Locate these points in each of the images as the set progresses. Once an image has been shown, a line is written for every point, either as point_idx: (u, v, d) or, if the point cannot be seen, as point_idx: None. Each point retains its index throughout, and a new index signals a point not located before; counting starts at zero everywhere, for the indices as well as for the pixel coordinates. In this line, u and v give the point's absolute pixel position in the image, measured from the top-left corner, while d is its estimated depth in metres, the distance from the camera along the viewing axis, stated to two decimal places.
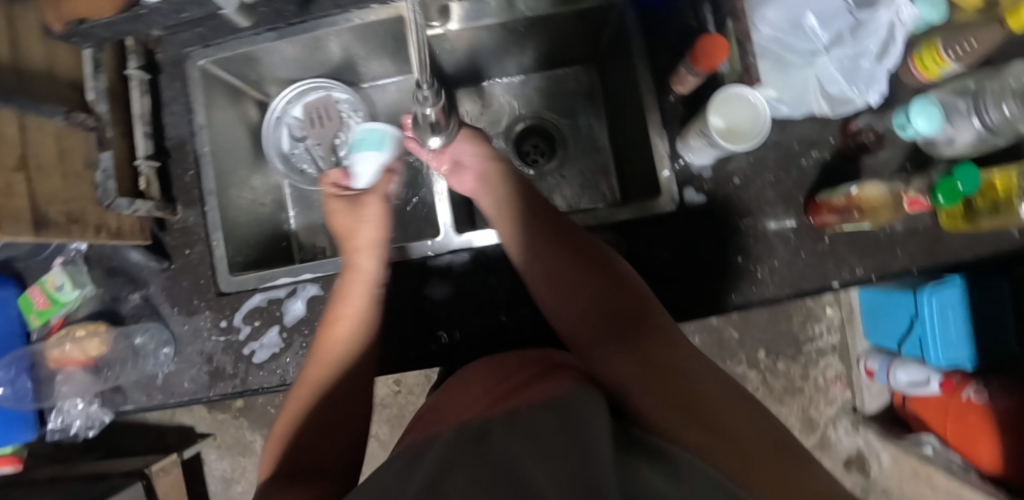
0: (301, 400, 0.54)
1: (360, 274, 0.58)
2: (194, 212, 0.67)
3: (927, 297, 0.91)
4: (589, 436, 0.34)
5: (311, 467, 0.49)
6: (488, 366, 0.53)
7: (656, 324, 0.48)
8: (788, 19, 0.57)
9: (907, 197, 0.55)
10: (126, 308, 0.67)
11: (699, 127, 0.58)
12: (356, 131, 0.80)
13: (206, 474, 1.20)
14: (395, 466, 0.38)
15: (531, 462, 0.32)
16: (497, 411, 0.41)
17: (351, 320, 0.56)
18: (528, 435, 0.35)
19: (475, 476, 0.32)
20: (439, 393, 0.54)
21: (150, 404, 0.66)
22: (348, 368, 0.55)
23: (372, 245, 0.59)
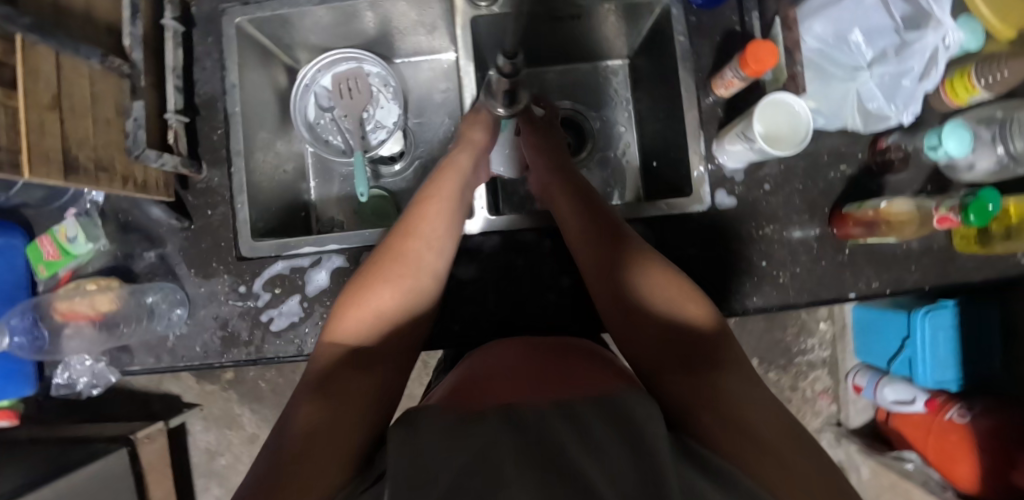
0: (371, 281, 0.52)
1: (455, 166, 0.61)
2: (220, 173, 0.65)
3: (920, 319, 0.94)
4: (646, 434, 0.33)
5: (373, 352, 0.48)
6: (529, 345, 0.50)
7: (721, 351, 0.44)
8: (835, 32, 0.59)
9: (936, 214, 0.57)
10: (139, 265, 0.65)
11: (739, 130, 0.59)
12: (383, 106, 0.79)
13: (189, 445, 1.17)
14: (438, 421, 0.37)
15: (586, 460, 0.31)
16: (548, 397, 0.39)
17: (442, 206, 0.57)
18: (579, 430, 0.34)
19: (530, 463, 0.31)
20: (476, 355, 0.51)
21: (157, 366, 0.64)
22: (430, 258, 0.55)
23: (473, 145, 0.62)
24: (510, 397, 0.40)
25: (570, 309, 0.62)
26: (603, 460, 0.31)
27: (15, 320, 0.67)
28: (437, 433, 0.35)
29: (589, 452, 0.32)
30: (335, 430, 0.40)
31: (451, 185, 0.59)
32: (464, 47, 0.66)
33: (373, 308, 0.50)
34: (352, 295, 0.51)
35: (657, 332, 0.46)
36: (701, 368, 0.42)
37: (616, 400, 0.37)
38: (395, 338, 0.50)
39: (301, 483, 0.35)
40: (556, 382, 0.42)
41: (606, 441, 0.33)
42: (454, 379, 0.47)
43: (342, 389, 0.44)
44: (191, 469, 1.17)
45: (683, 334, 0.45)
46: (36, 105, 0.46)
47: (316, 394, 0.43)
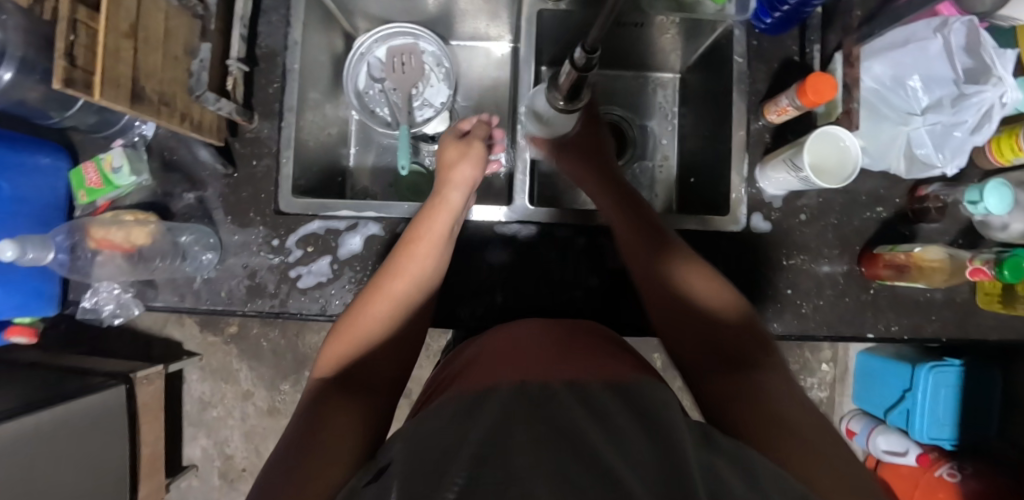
0: (355, 320, 0.49)
1: (445, 205, 0.57)
2: (270, 125, 0.67)
3: (924, 373, 0.95)
4: (667, 424, 0.30)
5: (359, 380, 0.45)
6: (545, 325, 0.48)
7: (757, 348, 0.44)
8: (894, 75, 0.61)
9: (970, 265, 0.59)
10: (177, 205, 0.66)
11: (786, 156, 0.59)
12: (434, 85, 0.79)
13: (184, 392, 1.18)
14: (442, 412, 0.34)
15: (603, 441, 0.28)
16: (559, 376, 0.36)
17: (431, 246, 0.54)
18: (592, 412, 0.31)
19: (544, 439, 0.28)
20: (483, 340, 0.49)
21: (180, 305, 0.64)
22: (415, 298, 0.52)
23: (466, 181, 0.58)
24: (526, 372, 0.37)
25: (596, 308, 0.63)
26: (620, 442, 0.28)
27: (60, 237, 0.64)
28: (439, 422, 0.32)
29: (607, 436, 0.29)
30: (333, 440, 0.37)
31: (441, 222, 0.56)
32: (527, 37, 0.67)
33: (360, 342, 0.48)
34: (341, 327, 0.49)
35: (695, 331, 0.47)
36: (737, 365, 0.42)
37: (632, 390, 0.35)
38: (384, 365, 0.48)
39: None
40: (581, 358, 0.40)
41: (624, 428, 0.30)
42: (462, 364, 0.45)
43: (333, 408, 0.41)
44: (181, 416, 1.18)
45: (720, 334, 0.46)
46: (115, 31, 0.48)
47: (298, 426, 0.39)
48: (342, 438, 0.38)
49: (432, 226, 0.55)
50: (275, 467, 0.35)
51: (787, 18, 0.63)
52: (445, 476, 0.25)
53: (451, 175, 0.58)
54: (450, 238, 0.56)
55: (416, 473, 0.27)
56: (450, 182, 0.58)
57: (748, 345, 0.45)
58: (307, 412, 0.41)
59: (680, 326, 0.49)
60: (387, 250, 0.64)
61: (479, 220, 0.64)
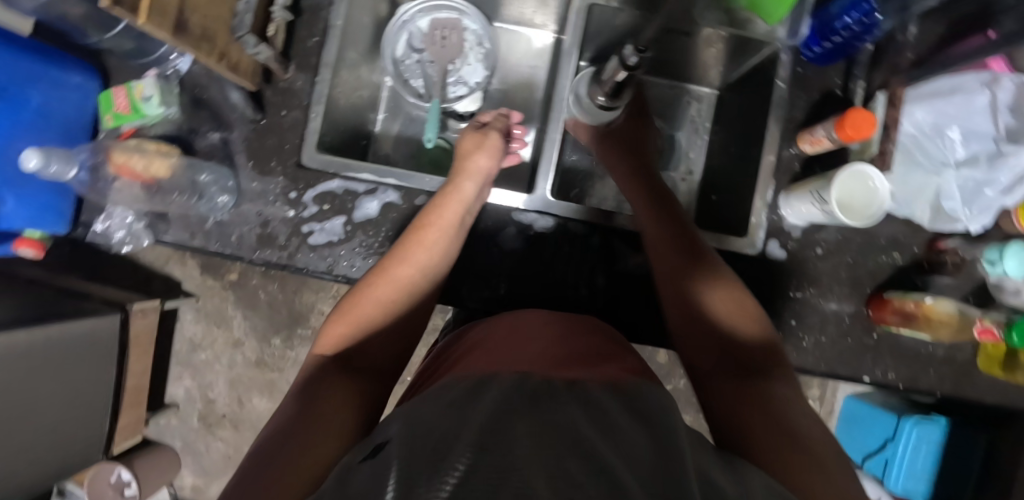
0: (355, 303, 0.48)
1: (456, 195, 0.56)
2: (304, 78, 0.66)
3: (909, 426, 0.96)
4: (670, 430, 0.28)
5: (358, 361, 0.45)
6: (551, 322, 0.47)
7: (772, 368, 0.45)
8: (935, 125, 0.61)
9: (981, 323, 0.61)
10: (201, 143, 0.66)
11: (813, 188, 0.59)
12: (471, 63, 0.78)
13: (176, 330, 1.18)
14: (444, 397, 0.31)
15: (601, 438, 0.26)
16: (564, 372, 0.35)
17: (440, 234, 0.53)
18: (591, 403, 0.30)
19: (545, 429, 0.26)
20: (485, 325, 0.49)
21: (189, 243, 0.64)
22: (420, 283, 0.51)
23: (482, 172, 0.58)
24: (529, 363, 0.36)
25: (600, 309, 0.63)
26: (620, 439, 0.27)
27: (83, 156, 0.64)
28: (436, 400, 0.30)
29: (605, 431, 0.27)
30: (323, 422, 0.36)
31: (452, 212, 0.55)
32: (573, 31, 0.67)
33: (361, 323, 0.47)
34: (342, 309, 0.48)
35: (713, 341, 0.48)
36: (757, 379, 0.43)
37: (634, 390, 0.33)
38: (381, 350, 0.47)
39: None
40: (590, 358, 0.39)
41: (623, 427, 0.28)
42: (468, 346, 0.45)
43: (331, 387, 0.40)
44: (170, 354, 1.18)
45: (739, 348, 0.47)
46: None
47: (287, 411, 0.38)
48: (330, 425, 0.36)
49: (441, 215, 0.54)
50: (264, 446, 0.34)
51: (836, 49, 0.63)
52: (446, 458, 0.23)
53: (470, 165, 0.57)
54: (461, 228, 0.55)
55: (415, 449, 0.24)
56: (466, 173, 0.57)
57: (763, 363, 0.45)
58: (296, 398, 0.40)
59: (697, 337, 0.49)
60: (402, 219, 0.64)
61: (498, 205, 0.63)
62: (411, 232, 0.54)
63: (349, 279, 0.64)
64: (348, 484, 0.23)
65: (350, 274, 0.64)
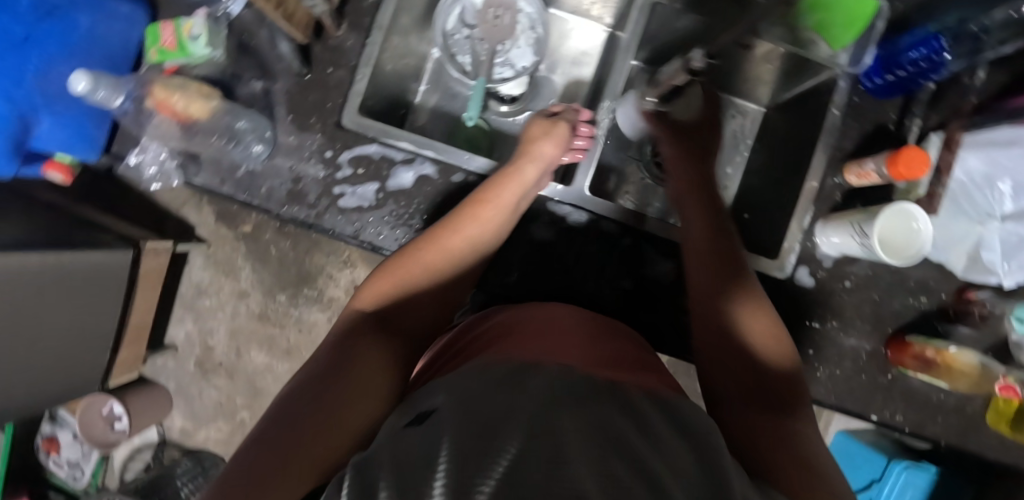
0: (399, 267, 0.50)
1: (516, 177, 0.54)
2: (355, 38, 0.65)
3: (897, 468, 0.95)
4: (712, 450, 0.29)
5: (394, 323, 0.47)
6: (587, 320, 0.47)
7: (794, 404, 0.45)
8: (986, 173, 0.60)
9: (1005, 381, 0.60)
10: (243, 90, 0.65)
11: (855, 220, 0.59)
12: (521, 46, 0.77)
13: (184, 273, 1.18)
14: (491, 374, 0.31)
15: (647, 449, 0.26)
16: (606, 373, 0.35)
17: (497, 212, 0.53)
18: (634, 411, 0.31)
19: (588, 426, 0.27)
20: (518, 310, 0.49)
21: (218, 189, 0.64)
22: (464, 259, 0.52)
23: (544, 159, 0.56)
24: (571, 358, 0.36)
25: (617, 312, 0.63)
26: (664, 453, 0.27)
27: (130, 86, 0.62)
28: (483, 375, 0.32)
29: (649, 442, 0.28)
30: (359, 384, 0.38)
31: (510, 193, 0.54)
32: (633, 29, 0.65)
33: (404, 289, 0.49)
34: (386, 268, 0.50)
35: (738, 365, 0.49)
36: (771, 410, 0.44)
37: (672, 403, 0.34)
38: (416, 315, 0.49)
39: (303, 449, 0.33)
40: (627, 362, 0.40)
41: (665, 440, 0.28)
42: (502, 327, 0.45)
43: (370, 348, 0.43)
44: (176, 296, 1.18)
45: (761, 375, 0.47)
46: None
47: (328, 361, 0.40)
48: (364, 386, 0.39)
49: (498, 195, 0.53)
50: (304, 390, 0.38)
51: (897, 83, 0.62)
52: (495, 439, 0.24)
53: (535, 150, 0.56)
54: (514, 212, 0.54)
55: (466, 430, 0.25)
56: (530, 156, 0.56)
57: (787, 397, 0.46)
58: (337, 345, 0.43)
59: (728, 359, 0.49)
60: (436, 194, 0.64)
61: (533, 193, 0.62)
62: (468, 204, 0.54)
63: (373, 247, 0.64)
64: (400, 447, 0.25)
65: (375, 242, 0.64)
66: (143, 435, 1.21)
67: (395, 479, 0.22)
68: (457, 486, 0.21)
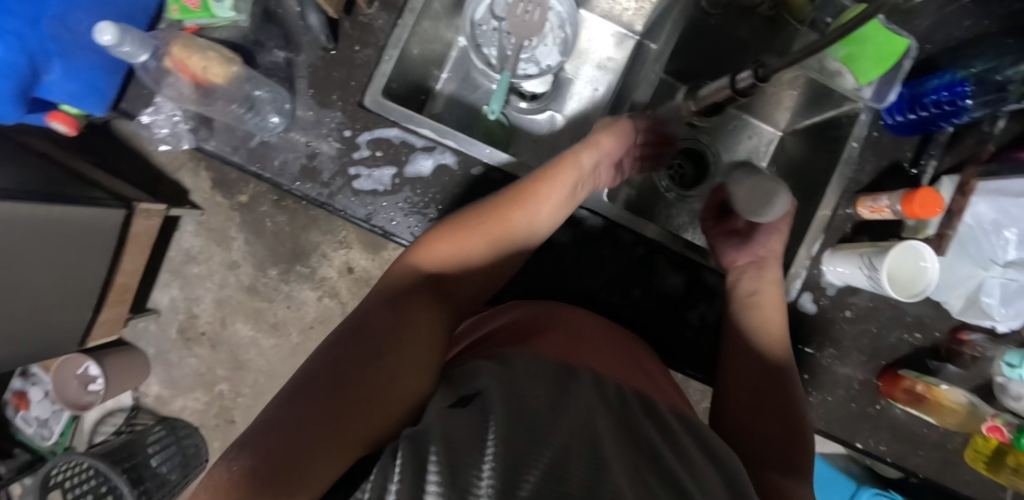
0: (448, 241, 0.53)
1: (574, 161, 0.57)
2: (386, 18, 0.64)
3: (867, 496, 0.97)
4: (735, 477, 0.37)
5: (442, 288, 0.51)
6: (615, 340, 0.53)
7: (800, 454, 0.52)
8: (995, 219, 0.62)
9: (991, 421, 0.61)
10: (264, 59, 0.64)
11: (864, 252, 0.59)
12: (547, 45, 0.76)
13: (174, 238, 1.15)
14: (538, 393, 0.38)
15: (684, 474, 0.34)
16: (640, 396, 0.43)
17: (553, 193, 0.56)
18: (667, 435, 0.39)
19: (633, 451, 0.35)
20: (551, 311, 0.54)
21: (229, 157, 0.62)
22: (516, 239, 0.55)
23: (604, 151, 0.58)
24: (611, 378, 0.44)
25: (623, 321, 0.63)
26: (698, 475, 0.34)
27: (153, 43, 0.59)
28: (533, 379, 0.39)
29: (681, 463, 0.35)
30: (414, 347, 0.41)
31: (569, 177, 0.56)
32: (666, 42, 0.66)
33: (459, 258, 0.53)
34: (441, 239, 0.53)
35: (756, 416, 0.54)
36: (785, 465, 0.50)
37: (695, 427, 0.42)
38: (461, 285, 0.53)
39: (364, 411, 0.35)
40: (644, 376, 0.48)
41: (692, 455, 0.37)
42: (543, 329, 0.50)
43: (426, 312, 0.46)
44: (163, 260, 1.15)
45: (782, 432, 0.53)
46: None
47: (384, 320, 0.43)
48: (415, 355, 0.41)
49: (552, 185, 0.56)
50: (361, 347, 0.40)
51: (917, 123, 0.63)
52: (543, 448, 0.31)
53: (595, 141, 0.58)
54: (568, 202, 0.57)
55: (520, 443, 0.31)
56: (591, 144, 0.57)
57: (796, 452, 0.52)
58: (381, 308, 0.45)
59: (755, 412, 0.54)
60: (453, 185, 0.63)
61: None
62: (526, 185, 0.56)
63: (385, 232, 0.63)
64: (464, 420, 0.33)
65: (387, 227, 0.63)
66: (117, 399, 1.19)
67: (446, 440, 0.30)
68: (510, 459, 0.30)
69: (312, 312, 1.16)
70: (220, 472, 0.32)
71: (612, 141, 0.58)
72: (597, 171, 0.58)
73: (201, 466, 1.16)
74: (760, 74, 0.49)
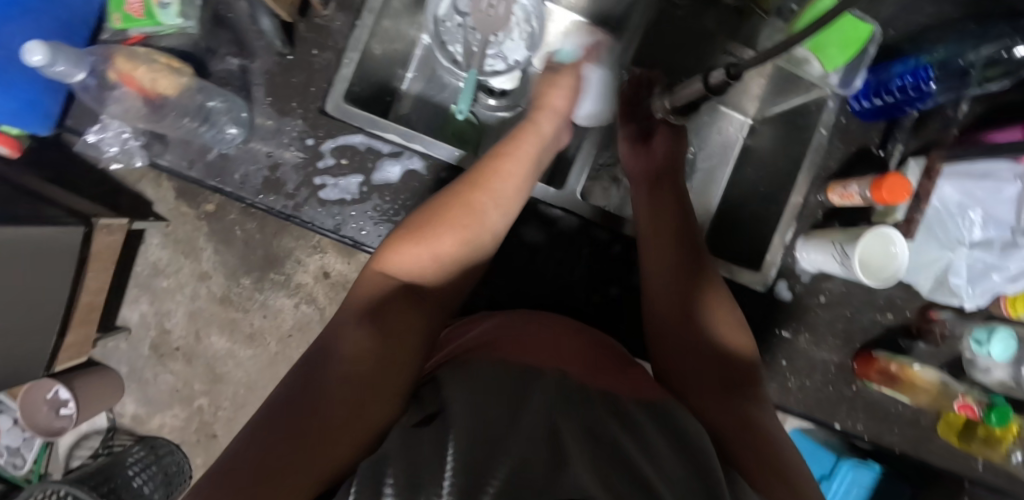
0: (406, 245, 0.53)
1: (536, 129, 0.62)
2: (343, 19, 0.62)
3: (845, 468, 0.98)
4: (698, 453, 0.40)
5: (419, 293, 0.51)
6: (572, 330, 0.55)
7: (751, 384, 0.53)
8: (960, 202, 0.64)
9: (963, 400, 0.62)
10: (217, 67, 0.61)
11: (836, 240, 0.60)
12: (514, 40, 0.75)
13: (140, 252, 1.11)
14: (492, 401, 0.40)
15: (645, 460, 0.37)
16: (596, 386, 0.47)
17: (518, 165, 0.58)
18: (631, 428, 0.42)
19: (590, 443, 0.38)
20: (510, 316, 0.56)
21: (187, 173, 0.59)
22: (484, 231, 0.56)
23: (553, 121, 0.63)
24: (568, 373, 0.47)
25: (605, 318, 0.63)
26: (656, 459, 0.38)
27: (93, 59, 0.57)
28: (490, 389, 0.42)
29: (643, 450, 0.39)
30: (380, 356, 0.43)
31: (529, 146, 0.60)
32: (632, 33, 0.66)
33: (431, 249, 0.53)
34: (402, 239, 0.53)
35: (709, 361, 0.54)
36: (733, 395, 0.51)
37: (666, 411, 0.46)
38: (434, 285, 0.52)
39: (328, 440, 0.37)
40: (601, 366, 0.51)
41: (656, 451, 0.39)
42: (496, 335, 0.52)
43: (396, 319, 0.47)
44: (130, 275, 1.11)
45: (729, 370, 0.53)
46: None
47: (351, 336, 0.45)
48: (382, 373, 0.42)
49: (507, 168, 0.57)
50: (326, 374, 0.42)
51: (884, 109, 0.63)
52: (500, 455, 0.34)
53: (537, 121, 0.62)
54: (527, 183, 0.59)
55: (473, 449, 0.34)
56: (535, 123, 0.62)
57: (749, 387, 0.52)
58: (341, 332, 0.45)
59: (700, 365, 0.54)
60: (423, 190, 0.62)
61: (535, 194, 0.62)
62: (484, 168, 0.58)
63: (355, 242, 0.61)
64: (423, 441, 0.36)
65: (357, 237, 0.61)
66: (92, 422, 1.15)
67: (403, 468, 0.32)
68: (466, 470, 0.32)
69: (290, 319, 1.13)
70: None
71: (552, 118, 0.63)
72: (557, 135, 0.63)
73: (186, 482, 1.14)
74: (733, 73, 0.44)
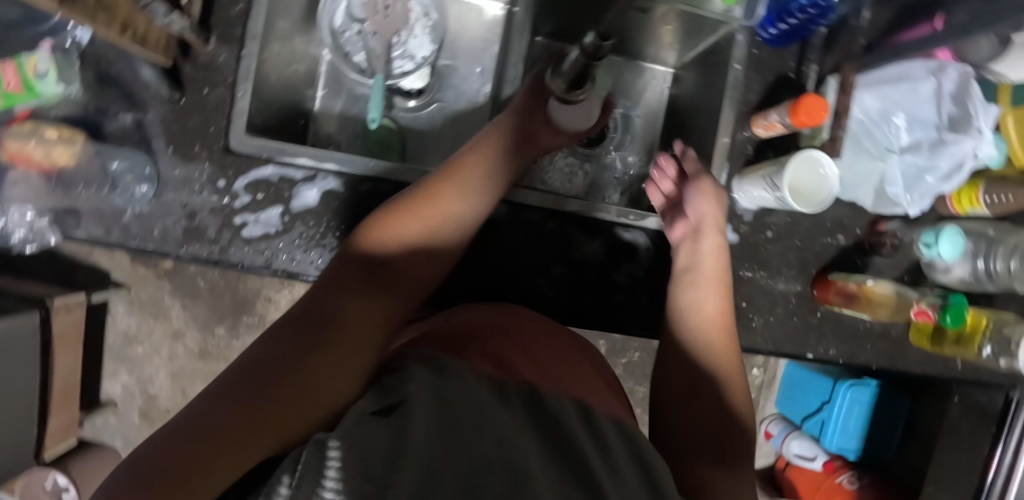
0: (376, 229, 0.51)
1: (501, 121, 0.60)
2: (229, 52, 0.60)
3: (844, 389, 0.97)
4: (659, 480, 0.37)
5: (391, 274, 0.50)
6: (545, 330, 0.54)
7: (733, 444, 0.54)
8: (881, 110, 0.65)
9: (919, 307, 0.64)
10: (111, 126, 0.58)
11: (766, 173, 0.59)
12: (418, 36, 0.72)
13: (107, 323, 1.09)
14: (464, 389, 0.38)
15: (607, 477, 0.34)
16: (563, 389, 0.44)
17: (484, 155, 0.57)
18: (595, 436, 0.39)
19: (553, 460, 0.35)
20: (482, 311, 0.55)
21: (106, 240, 0.57)
22: (450, 223, 0.54)
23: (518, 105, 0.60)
24: (544, 377, 0.45)
25: (553, 296, 0.62)
26: (617, 477, 0.35)
27: None
28: (460, 384, 0.39)
29: (607, 465, 0.36)
30: (346, 338, 0.42)
31: (495, 133, 0.59)
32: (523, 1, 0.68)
33: (398, 235, 0.51)
34: (371, 226, 0.51)
35: (707, 415, 0.55)
36: (719, 460, 0.51)
37: (628, 430, 0.43)
38: (409, 269, 0.51)
39: (270, 412, 0.35)
40: (579, 374, 0.49)
41: (619, 460, 0.37)
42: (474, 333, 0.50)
43: (366, 305, 0.46)
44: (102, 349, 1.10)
45: (721, 427, 0.54)
46: None
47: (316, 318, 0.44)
48: (350, 354, 0.41)
49: (476, 158, 0.56)
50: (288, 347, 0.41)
51: (790, 32, 0.62)
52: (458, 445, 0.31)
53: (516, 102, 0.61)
54: (496, 172, 0.57)
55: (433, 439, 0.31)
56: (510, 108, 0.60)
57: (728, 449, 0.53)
58: (318, 299, 0.46)
59: (698, 422, 0.55)
60: (344, 208, 0.61)
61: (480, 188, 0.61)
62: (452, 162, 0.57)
63: (289, 273, 0.60)
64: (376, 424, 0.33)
65: (290, 268, 0.60)
66: None
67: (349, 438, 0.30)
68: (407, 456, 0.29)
69: None
70: (116, 476, 0.32)
71: (523, 102, 0.61)
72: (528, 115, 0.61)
73: None
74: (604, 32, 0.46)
